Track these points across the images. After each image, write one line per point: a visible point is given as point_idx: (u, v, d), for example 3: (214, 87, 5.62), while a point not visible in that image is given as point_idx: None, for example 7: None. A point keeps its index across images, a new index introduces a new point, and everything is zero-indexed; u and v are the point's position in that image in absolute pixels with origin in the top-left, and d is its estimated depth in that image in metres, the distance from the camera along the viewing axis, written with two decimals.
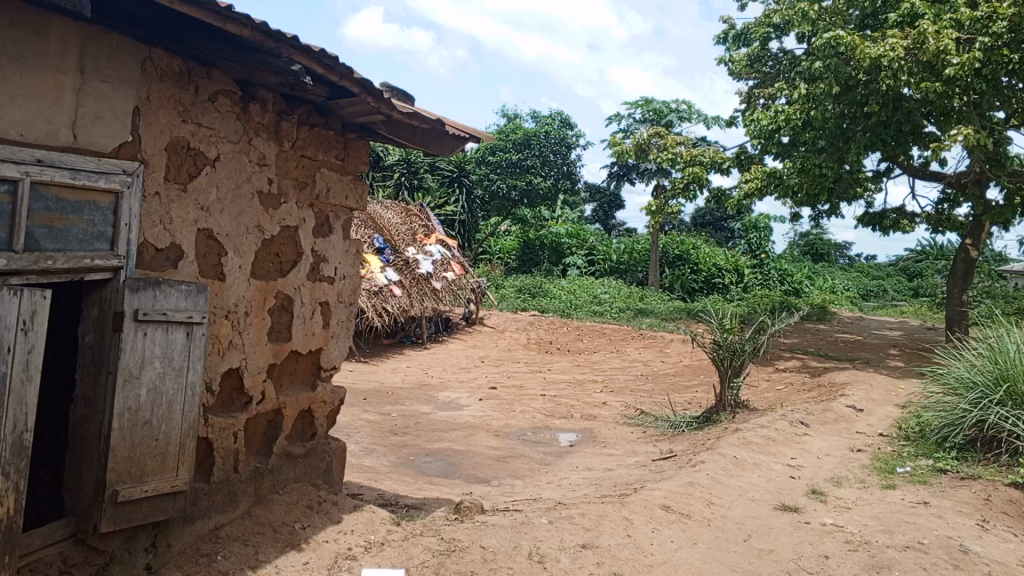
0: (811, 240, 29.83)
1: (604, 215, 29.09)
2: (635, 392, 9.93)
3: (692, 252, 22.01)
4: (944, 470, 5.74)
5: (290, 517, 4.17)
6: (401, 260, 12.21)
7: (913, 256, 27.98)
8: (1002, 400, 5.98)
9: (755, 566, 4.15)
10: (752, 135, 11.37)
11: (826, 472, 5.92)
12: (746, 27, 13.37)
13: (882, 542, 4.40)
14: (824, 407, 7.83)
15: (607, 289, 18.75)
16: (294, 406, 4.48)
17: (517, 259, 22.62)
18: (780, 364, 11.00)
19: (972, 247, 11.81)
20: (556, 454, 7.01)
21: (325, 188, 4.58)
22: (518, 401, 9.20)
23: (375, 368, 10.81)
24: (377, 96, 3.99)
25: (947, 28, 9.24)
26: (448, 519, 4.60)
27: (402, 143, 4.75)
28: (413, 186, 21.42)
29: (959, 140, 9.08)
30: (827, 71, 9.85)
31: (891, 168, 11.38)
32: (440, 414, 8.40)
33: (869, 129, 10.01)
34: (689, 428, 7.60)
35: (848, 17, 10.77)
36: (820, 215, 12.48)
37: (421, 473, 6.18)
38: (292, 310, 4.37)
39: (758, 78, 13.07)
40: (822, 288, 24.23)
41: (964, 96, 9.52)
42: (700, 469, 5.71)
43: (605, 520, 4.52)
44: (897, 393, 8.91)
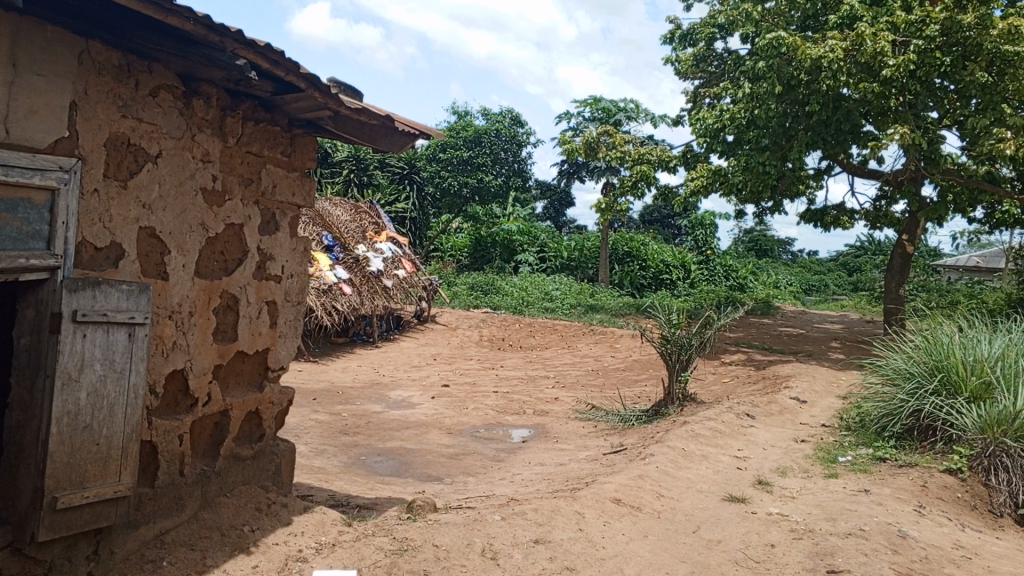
0: (756, 237, 30.46)
1: (555, 212, 29.25)
2: (586, 387, 10.02)
3: (641, 249, 22.26)
4: (883, 459, 5.94)
5: (238, 520, 4.10)
6: (351, 258, 12.08)
7: (852, 252, 28.82)
8: (937, 390, 6.20)
9: (703, 557, 4.23)
10: (698, 134, 11.62)
11: (772, 463, 6.07)
12: (692, 28, 13.58)
13: (825, 530, 4.53)
14: (769, 400, 8.01)
15: (558, 286, 18.86)
16: (241, 407, 4.40)
17: (468, 256, 22.60)
18: (726, 358, 11.22)
19: (908, 243, 12.21)
20: (509, 450, 7.03)
21: (271, 185, 4.51)
22: (470, 398, 9.20)
23: (325, 368, 10.69)
24: (324, 91, 3.94)
25: (883, 31, 9.55)
26: (400, 518, 4.57)
27: (351, 139, 4.70)
28: (363, 183, 21.47)
29: (896, 139, 9.38)
30: (770, 71, 10.07)
31: (831, 166, 11.69)
32: (391, 413, 8.35)
33: (810, 128, 10.27)
34: (639, 422, 7.71)
35: (790, 19, 11.03)
36: (764, 212, 12.77)
37: (373, 473, 6.13)
38: (238, 309, 4.29)
39: (703, 78, 13.29)
40: (766, 283, 24.78)
41: (899, 97, 9.85)
42: (650, 461, 5.79)
43: (557, 515, 4.55)
44: (839, 385, 9.17)
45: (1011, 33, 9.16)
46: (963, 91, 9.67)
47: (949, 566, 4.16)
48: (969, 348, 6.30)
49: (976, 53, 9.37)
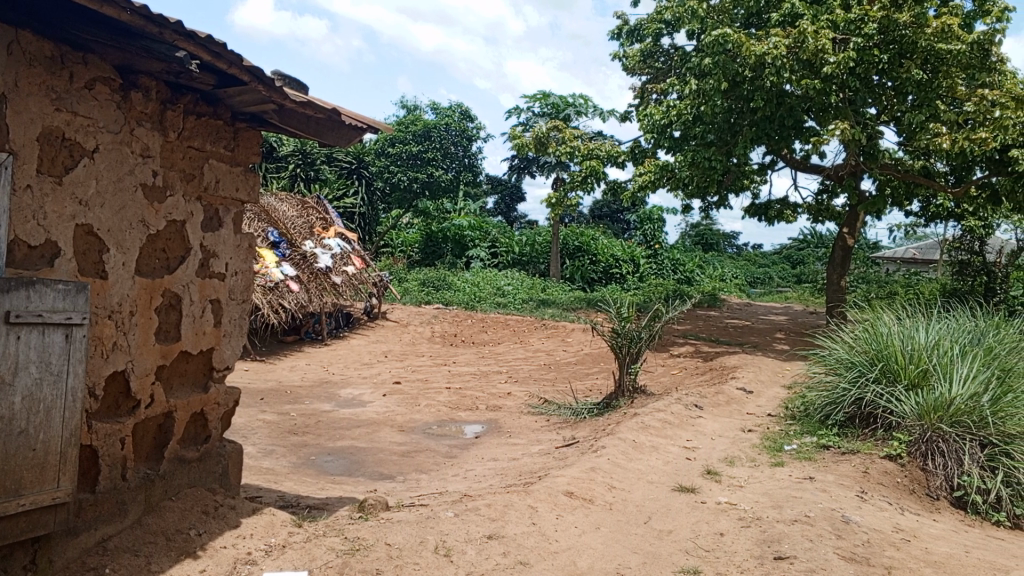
0: (702, 231, 30.92)
1: (506, 207, 29.23)
2: (538, 381, 10.06)
3: (591, 244, 22.38)
4: (826, 446, 6.09)
5: (185, 524, 3.99)
6: (298, 255, 11.89)
7: (795, 245, 29.34)
8: (877, 378, 6.39)
9: (655, 547, 4.28)
10: (646, 130, 11.81)
11: (720, 452, 6.17)
12: (639, 24, 13.70)
13: (772, 517, 4.62)
14: (717, 390, 8.15)
15: (510, 281, 18.88)
16: (185, 408, 4.28)
17: (419, 252, 22.48)
18: (675, 350, 11.39)
19: (849, 236, 12.55)
20: (462, 446, 7.00)
21: (214, 180, 4.39)
22: (422, 395, 9.14)
23: (272, 367, 10.51)
24: (268, 84, 3.85)
25: (824, 28, 9.78)
26: (352, 518, 4.52)
27: (297, 134, 4.60)
28: (310, 177, 21.28)
29: (837, 135, 9.61)
30: (715, 67, 10.18)
31: (775, 161, 11.93)
32: (341, 412, 8.25)
33: (755, 124, 10.45)
34: (590, 415, 7.76)
35: (734, 16, 11.19)
36: (710, 207, 12.96)
37: (323, 472, 6.04)
38: (180, 308, 4.17)
39: (651, 74, 13.43)
40: (713, 276, 25.22)
41: (840, 93, 10.06)
42: (601, 454, 5.83)
43: (510, 510, 4.55)
44: (783, 375, 9.38)
45: (944, 31, 9.46)
46: (899, 88, 9.96)
47: (890, 549, 4.28)
48: (907, 338, 6.50)
49: (912, 50, 9.66)
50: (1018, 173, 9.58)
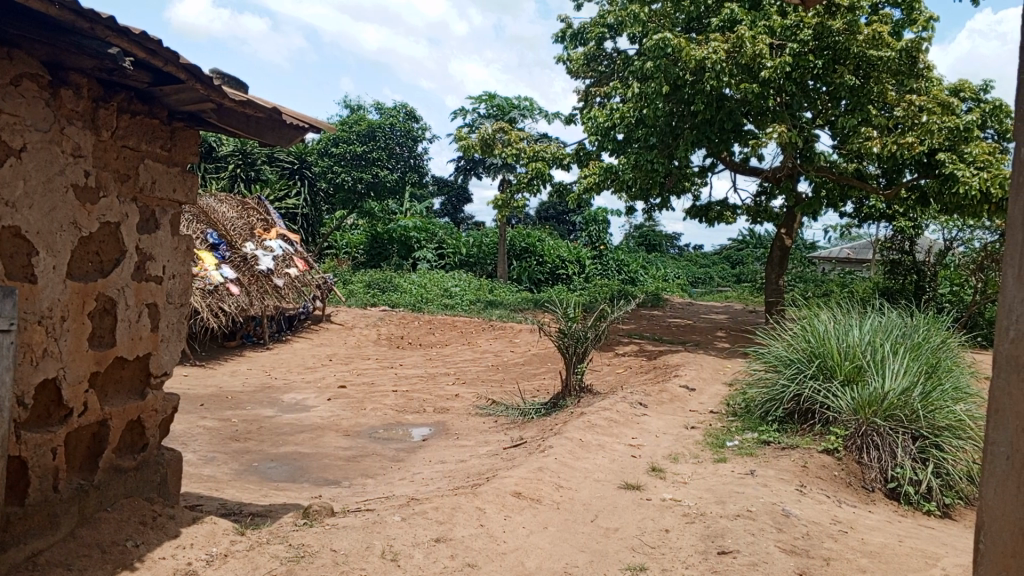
0: (645, 232, 31.33)
1: (452, 208, 29.17)
2: (485, 382, 10.06)
3: (538, 245, 22.46)
4: (767, 442, 6.23)
5: (121, 536, 3.87)
6: (238, 257, 11.64)
7: (734, 245, 29.93)
8: (815, 374, 6.57)
9: (602, 545, 4.32)
10: (590, 132, 11.96)
11: (664, 450, 6.26)
12: (582, 27, 13.83)
13: (716, 513, 4.71)
14: (661, 388, 8.28)
15: (457, 282, 18.81)
16: (121, 416, 4.14)
17: (364, 253, 22.28)
18: (620, 349, 11.51)
19: (786, 236, 12.88)
20: (409, 449, 6.95)
21: (150, 181, 4.27)
22: (368, 398, 9.04)
23: (212, 372, 10.26)
24: (206, 83, 3.75)
25: (761, 34, 10.03)
26: (296, 524, 4.45)
27: (237, 133, 4.51)
28: (250, 178, 20.87)
29: (774, 138, 9.85)
30: (657, 71, 10.35)
31: (715, 163, 12.16)
32: (285, 417, 8.11)
33: (695, 127, 10.66)
34: (538, 415, 7.79)
35: (675, 20, 11.37)
36: (653, 208, 13.15)
37: (266, 479, 5.92)
38: (115, 313, 4.04)
39: (594, 77, 13.57)
40: (656, 276, 25.61)
41: (777, 97, 10.32)
42: (548, 454, 5.86)
43: (457, 512, 4.53)
44: (725, 372, 9.58)
45: (874, 39, 9.79)
46: (833, 92, 10.26)
47: (828, 541, 4.40)
48: (842, 334, 6.70)
49: (845, 56, 9.98)
50: (944, 175, 9.98)
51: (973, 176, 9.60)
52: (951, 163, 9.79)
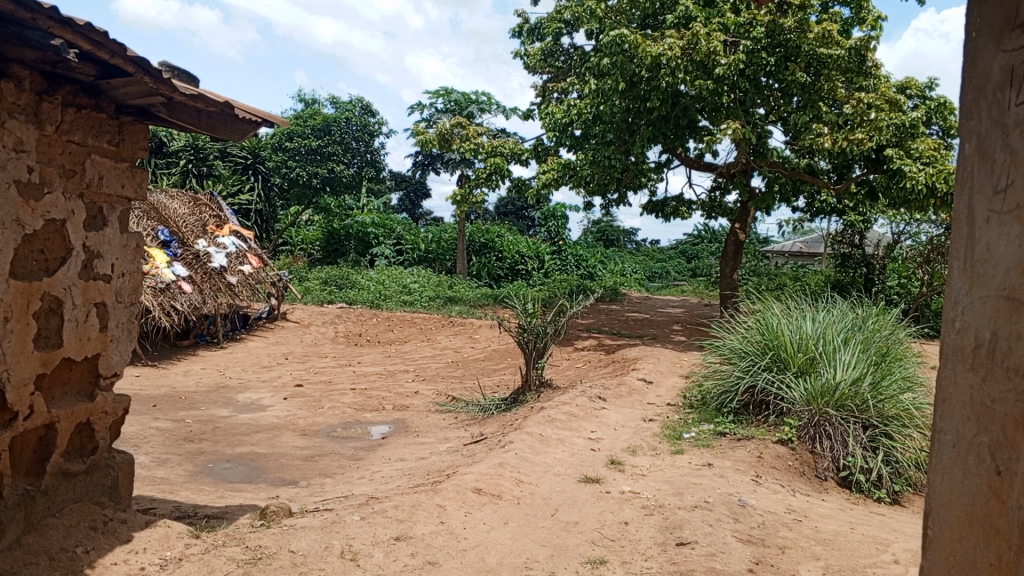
0: (603, 227, 31.54)
1: (410, 203, 29.04)
2: (445, 379, 10.04)
3: (497, 240, 22.45)
4: (723, 433, 6.33)
5: (70, 542, 3.76)
6: (190, 254, 11.40)
7: (690, 240, 30.28)
8: (768, 366, 6.69)
9: (562, 539, 4.34)
10: (548, 128, 12.05)
11: (623, 442, 6.32)
12: (539, 22, 13.85)
13: (674, 504, 4.76)
14: (619, 382, 8.35)
15: (416, 279, 18.72)
16: (69, 419, 4.02)
17: (321, 249, 22.09)
18: (579, 343, 11.59)
19: (740, 231, 13.09)
20: (368, 447, 6.90)
21: (97, 176, 4.14)
22: (326, 397, 8.95)
23: (165, 372, 10.05)
24: (155, 76, 3.66)
25: (715, 31, 10.14)
26: (253, 526, 4.38)
27: (188, 128, 4.40)
28: (202, 173, 20.49)
29: (728, 134, 9.97)
30: (613, 68, 10.41)
31: (671, 159, 12.30)
32: (241, 417, 7.98)
33: (651, 123, 10.77)
34: (498, 410, 7.79)
35: (631, 17, 11.44)
36: (611, 204, 13.24)
37: (221, 480, 5.81)
38: (62, 313, 3.92)
39: (552, 73, 13.60)
40: (614, 271, 25.81)
41: (731, 94, 10.47)
42: (509, 449, 5.86)
43: (418, 510, 4.51)
44: (681, 365, 9.71)
45: (824, 37, 9.97)
46: (786, 89, 10.44)
47: (783, 529, 4.49)
48: (795, 327, 6.82)
49: (796, 54, 10.15)
50: (892, 171, 10.26)
51: (919, 171, 9.88)
52: (898, 159, 10.07)
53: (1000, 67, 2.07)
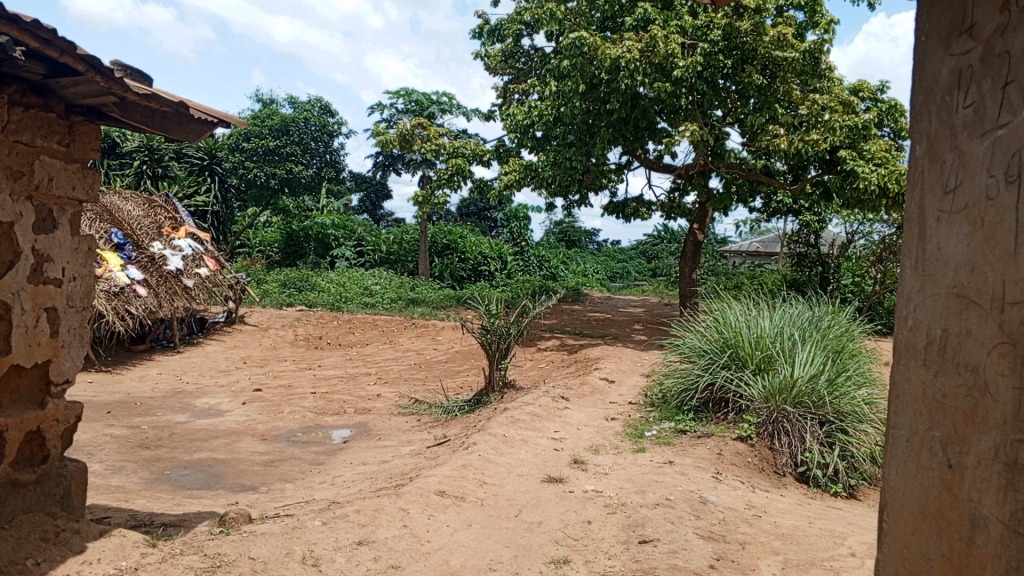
0: (565, 228, 31.69)
1: (371, 204, 28.86)
2: (408, 381, 9.98)
3: (459, 242, 22.40)
4: (683, 431, 6.40)
5: (20, 554, 3.63)
6: (145, 257, 11.15)
7: (650, 240, 30.55)
8: (727, 364, 6.79)
9: (526, 540, 4.34)
10: (509, 129, 12.07)
11: (586, 442, 6.34)
12: (500, 24, 13.86)
13: (636, 502, 4.80)
14: (581, 381, 8.39)
15: (378, 280, 18.58)
16: (19, 427, 3.89)
17: (280, 251, 21.83)
18: (541, 344, 11.61)
19: (699, 231, 13.26)
20: (329, 452, 6.82)
21: (47, 178, 4.02)
22: (286, 401, 8.82)
23: (120, 378, 9.82)
24: (106, 75, 3.57)
25: (674, 34, 10.25)
26: (212, 533, 4.29)
27: (141, 129, 4.30)
28: (157, 174, 20.09)
29: (686, 136, 10.10)
30: (574, 70, 10.46)
31: (631, 161, 12.41)
32: (198, 423, 7.83)
33: (611, 125, 10.85)
34: (461, 412, 7.77)
35: (591, 19, 11.50)
36: (572, 205, 13.31)
37: (179, 487, 5.69)
38: (9, 318, 3.80)
39: (512, 74, 13.61)
40: (576, 272, 25.94)
41: (689, 96, 10.59)
42: (472, 451, 5.84)
43: (380, 514, 4.47)
44: (643, 364, 9.79)
45: (780, 40, 10.14)
46: (742, 91, 10.60)
47: (743, 525, 4.55)
48: (753, 325, 6.93)
49: (753, 57, 10.32)
50: (846, 172, 10.48)
51: (872, 172, 10.11)
52: (851, 160, 10.29)
53: (948, 70, 2.12)
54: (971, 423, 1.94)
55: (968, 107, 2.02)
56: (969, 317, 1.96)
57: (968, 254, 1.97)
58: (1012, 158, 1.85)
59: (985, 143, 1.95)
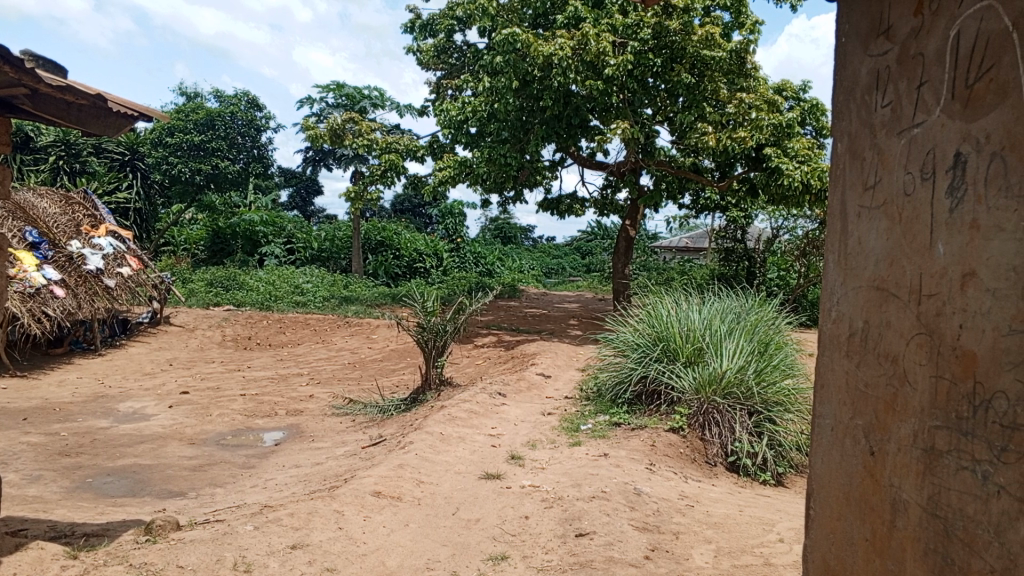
0: (500, 224, 31.76)
1: (301, 200, 28.33)
2: (342, 381, 9.83)
3: (394, 239, 22.21)
4: (617, 424, 6.49)
5: None
6: (62, 257, 10.66)
7: (584, 236, 30.81)
8: (659, 357, 6.92)
9: (463, 537, 4.32)
10: (443, 125, 12.00)
11: (523, 437, 6.36)
12: (431, 19, 13.77)
13: (573, 496, 4.83)
14: (518, 377, 8.42)
15: (309, 279, 18.21)
16: None
17: (206, 250, 21.20)
18: (478, 341, 11.59)
19: (631, 227, 13.46)
20: (260, 455, 6.66)
21: None
22: (215, 403, 8.58)
23: (36, 383, 9.37)
24: (16, 66, 3.38)
25: (605, 32, 10.37)
26: (137, 542, 4.13)
27: (56, 122, 4.09)
28: (74, 170, 19.29)
29: (618, 133, 10.23)
30: (507, 66, 10.46)
31: (564, 158, 12.49)
32: (122, 428, 7.55)
33: (544, 122, 10.90)
34: (398, 411, 7.69)
35: (522, 16, 11.52)
36: (507, 202, 13.32)
37: (102, 496, 5.47)
38: None
39: (445, 70, 13.53)
40: (512, 268, 25.99)
41: (620, 94, 10.72)
42: (409, 450, 5.79)
43: (315, 517, 4.39)
44: (578, 358, 9.88)
45: (707, 39, 10.30)
46: (671, 90, 10.78)
47: (676, 515, 4.64)
48: (684, 319, 7.08)
49: (681, 55, 10.50)
50: (771, 169, 10.77)
51: (795, 169, 10.44)
52: (776, 158, 10.60)
53: (867, 70, 2.20)
54: (891, 412, 2.02)
55: (886, 105, 2.09)
56: (889, 309, 2.04)
57: (887, 248, 2.05)
58: (926, 156, 1.92)
59: (902, 141, 2.02)
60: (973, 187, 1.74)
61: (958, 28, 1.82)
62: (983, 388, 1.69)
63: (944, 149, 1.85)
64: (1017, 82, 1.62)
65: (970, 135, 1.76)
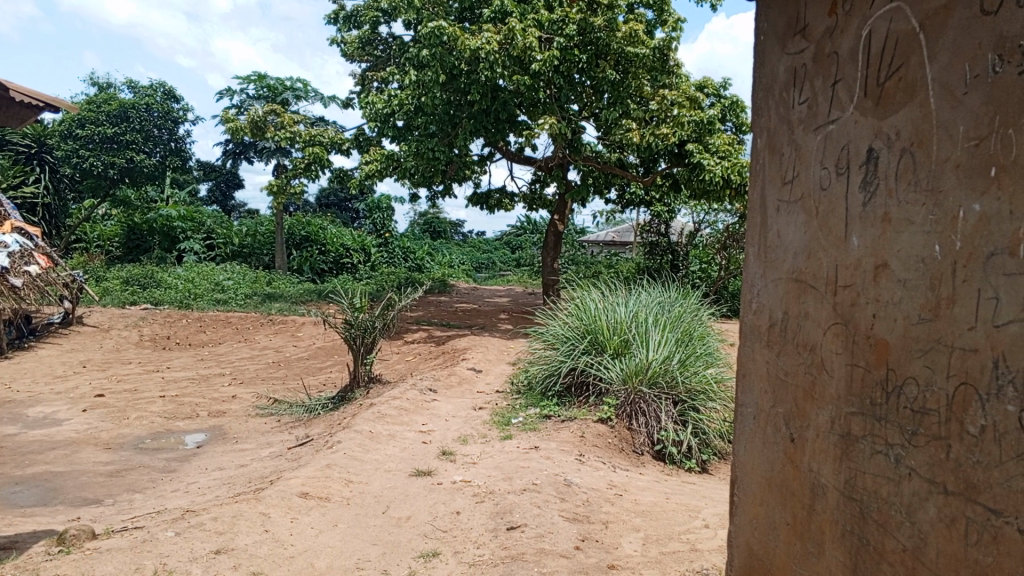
0: (429, 219, 31.60)
1: (221, 194, 27.50)
2: (266, 381, 9.58)
3: (319, 234, 21.80)
4: (547, 416, 6.54)
5: None
6: None
7: (514, 231, 30.87)
8: (587, 349, 7.00)
9: (394, 536, 4.27)
10: (369, 118, 11.80)
11: (454, 433, 6.33)
12: (356, 10, 13.52)
13: (504, 489, 4.85)
14: (448, 372, 8.38)
15: (230, 276, 17.71)
16: None
17: (120, 246, 20.29)
18: (408, 336, 11.49)
19: (559, 221, 13.57)
20: (182, 458, 6.44)
21: None
22: (132, 407, 8.23)
23: None
24: None
25: (531, 27, 10.38)
26: (49, 553, 3.94)
27: None
28: None
29: (545, 128, 10.28)
30: (433, 60, 10.39)
31: (493, 152, 12.46)
32: (32, 434, 7.17)
33: (472, 116, 10.85)
34: (325, 410, 7.56)
35: (449, 9, 11.43)
36: (436, 196, 13.23)
37: (9, 506, 5.18)
38: None
39: (370, 61, 13.32)
40: (441, 262, 25.85)
41: (547, 90, 10.80)
42: (337, 449, 5.68)
43: (239, 520, 4.27)
44: (509, 353, 9.90)
45: (631, 36, 10.45)
46: (596, 86, 10.90)
47: (605, 505, 4.71)
48: (610, 311, 7.17)
49: (606, 52, 10.63)
50: (692, 164, 10.98)
51: (716, 164, 10.66)
52: (698, 153, 10.76)
53: (784, 68, 2.26)
54: (809, 399, 2.08)
55: (803, 103, 2.15)
56: (807, 300, 2.10)
57: (805, 241, 2.11)
58: (841, 151, 1.98)
59: (818, 137, 2.08)
60: (885, 181, 1.81)
61: (869, 28, 1.88)
62: (896, 373, 1.76)
63: (858, 144, 1.91)
64: (924, 81, 1.69)
65: (882, 131, 1.82)
